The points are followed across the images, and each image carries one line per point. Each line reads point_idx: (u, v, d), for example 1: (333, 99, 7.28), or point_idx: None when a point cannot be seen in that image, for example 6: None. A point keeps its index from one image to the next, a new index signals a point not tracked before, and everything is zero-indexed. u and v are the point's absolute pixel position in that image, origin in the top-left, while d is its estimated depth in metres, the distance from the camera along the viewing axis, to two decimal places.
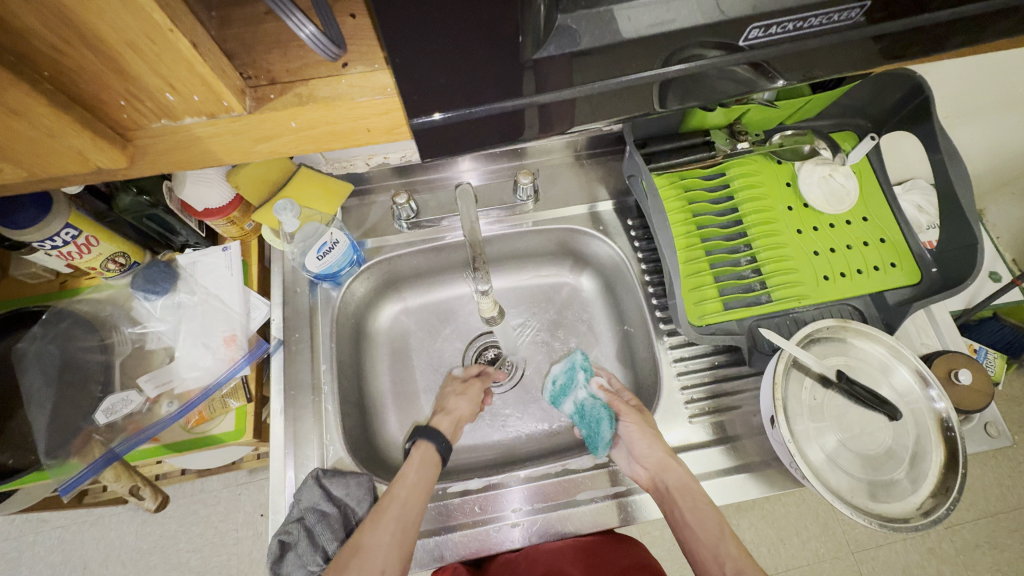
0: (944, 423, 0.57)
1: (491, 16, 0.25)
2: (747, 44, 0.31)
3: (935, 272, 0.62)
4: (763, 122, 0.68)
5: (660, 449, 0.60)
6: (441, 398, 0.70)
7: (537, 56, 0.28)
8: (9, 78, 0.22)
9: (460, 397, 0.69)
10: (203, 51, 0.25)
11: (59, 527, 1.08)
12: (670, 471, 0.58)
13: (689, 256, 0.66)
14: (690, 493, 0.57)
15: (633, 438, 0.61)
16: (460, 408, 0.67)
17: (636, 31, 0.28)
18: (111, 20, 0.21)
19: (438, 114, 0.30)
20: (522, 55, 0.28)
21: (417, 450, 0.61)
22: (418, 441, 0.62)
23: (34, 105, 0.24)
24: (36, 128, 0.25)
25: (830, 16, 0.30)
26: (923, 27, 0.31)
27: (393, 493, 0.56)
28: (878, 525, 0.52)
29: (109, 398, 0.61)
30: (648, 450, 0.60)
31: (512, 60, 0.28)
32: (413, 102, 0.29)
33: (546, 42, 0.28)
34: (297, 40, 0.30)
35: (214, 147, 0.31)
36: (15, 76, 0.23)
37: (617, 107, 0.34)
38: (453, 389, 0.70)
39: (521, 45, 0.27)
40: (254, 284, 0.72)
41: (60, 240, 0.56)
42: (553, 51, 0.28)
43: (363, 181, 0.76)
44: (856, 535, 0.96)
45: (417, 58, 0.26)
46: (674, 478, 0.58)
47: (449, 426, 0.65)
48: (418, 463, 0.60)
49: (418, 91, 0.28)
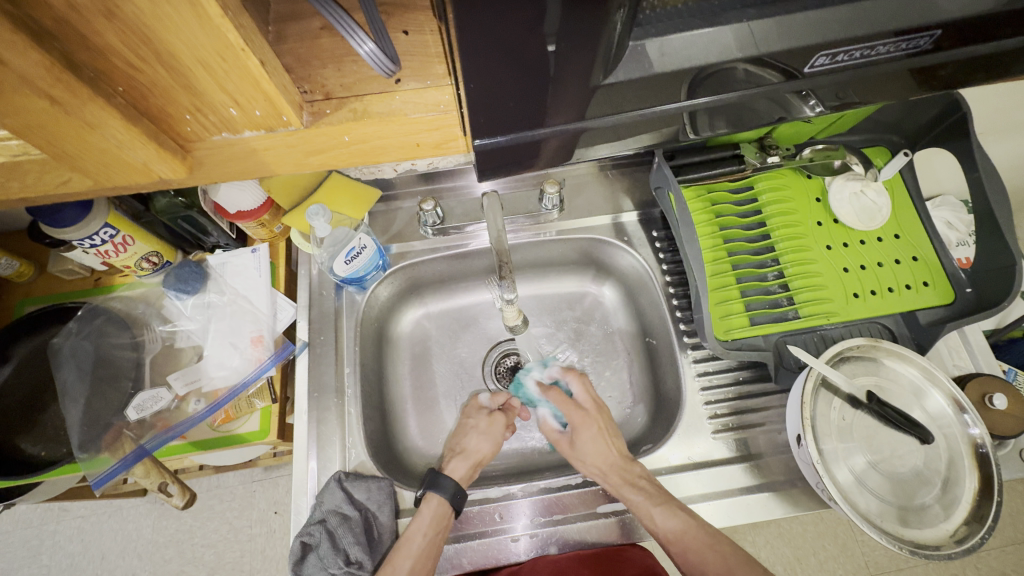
0: (979, 448, 0.55)
1: (557, 38, 0.25)
2: (812, 70, 0.30)
3: (970, 292, 0.60)
4: (795, 136, 0.67)
5: (598, 459, 0.61)
6: (462, 431, 0.67)
7: (604, 82, 0.29)
8: (88, 94, 0.23)
9: (482, 435, 0.66)
10: (269, 68, 0.25)
11: (80, 517, 1.10)
12: (606, 480, 0.60)
13: (715, 270, 0.65)
14: (624, 493, 0.58)
15: (574, 452, 0.63)
16: (480, 450, 0.64)
17: (670, 66, 0.29)
18: (188, 39, 0.22)
19: (500, 136, 0.31)
20: (589, 80, 0.28)
21: (427, 505, 0.58)
22: (429, 494, 0.59)
23: (108, 120, 0.25)
24: (108, 141, 0.26)
25: (900, 44, 0.29)
26: (989, 54, 0.31)
27: (397, 567, 0.54)
28: (909, 551, 0.51)
29: (140, 395, 0.63)
30: (586, 461, 0.62)
31: (583, 81, 0.28)
32: (478, 125, 0.30)
33: (615, 67, 0.28)
34: (350, 55, 0.31)
35: (268, 159, 0.32)
36: (93, 90, 0.24)
37: (659, 123, 0.34)
38: (478, 421, 0.67)
39: (592, 68, 0.27)
40: (281, 286, 0.73)
41: (98, 239, 0.58)
42: (621, 75, 0.28)
43: (389, 186, 0.77)
44: (876, 557, 0.93)
45: (483, 77, 0.27)
46: (610, 482, 0.59)
47: (466, 470, 0.63)
48: (426, 521, 0.57)
49: (483, 113, 0.29)
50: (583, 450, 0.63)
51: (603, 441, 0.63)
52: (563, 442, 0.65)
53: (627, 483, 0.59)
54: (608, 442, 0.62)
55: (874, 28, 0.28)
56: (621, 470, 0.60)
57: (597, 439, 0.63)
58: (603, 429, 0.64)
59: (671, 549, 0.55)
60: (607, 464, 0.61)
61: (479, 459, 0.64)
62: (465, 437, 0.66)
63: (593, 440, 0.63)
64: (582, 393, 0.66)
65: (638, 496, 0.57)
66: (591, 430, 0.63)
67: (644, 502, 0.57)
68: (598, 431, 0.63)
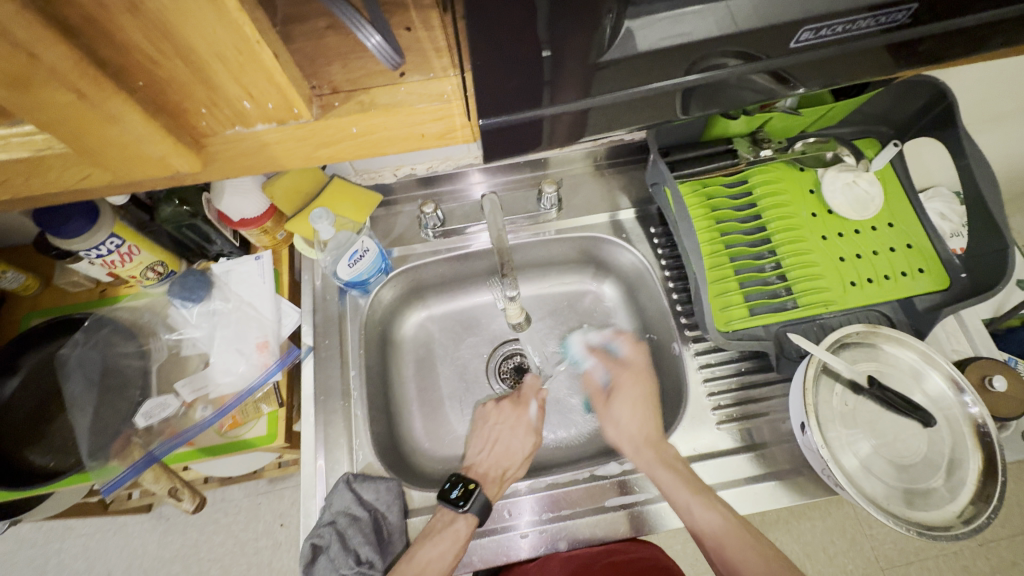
0: (981, 429, 0.56)
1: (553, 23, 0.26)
2: (798, 45, 0.32)
3: (965, 277, 0.61)
4: (786, 130, 0.70)
5: (634, 427, 0.65)
6: (498, 435, 0.68)
7: (600, 62, 0.30)
8: (113, 89, 0.24)
9: (520, 456, 0.66)
10: (281, 62, 0.26)
11: (84, 535, 1.09)
12: (638, 452, 0.62)
13: (713, 263, 0.66)
14: (656, 473, 0.59)
15: (609, 411, 0.68)
16: (511, 471, 0.65)
17: (657, 44, 0.30)
18: (206, 33, 0.23)
19: (500, 117, 0.32)
20: (584, 61, 0.29)
21: (462, 522, 0.58)
22: (468, 512, 0.58)
23: (130, 113, 0.26)
24: (129, 135, 0.27)
25: (879, 18, 0.30)
26: (966, 28, 0.32)
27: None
28: (917, 533, 0.51)
29: (148, 402, 0.63)
30: (621, 426, 0.66)
31: (583, 60, 0.29)
32: (482, 106, 0.31)
33: (609, 47, 0.29)
34: (354, 52, 0.32)
35: (278, 153, 0.32)
36: (117, 86, 0.25)
37: (646, 111, 0.35)
38: (512, 434, 0.68)
39: (587, 50, 0.29)
40: (285, 292, 0.74)
41: (104, 249, 0.59)
42: (618, 55, 0.30)
43: (389, 192, 0.78)
44: (886, 551, 0.93)
45: (486, 61, 0.28)
46: (643, 457, 0.62)
47: (495, 488, 0.63)
48: (459, 540, 0.57)
49: (488, 94, 0.30)
50: (617, 413, 0.67)
51: (642, 406, 0.66)
52: (601, 399, 0.70)
53: (662, 462, 0.60)
54: (647, 413, 0.66)
55: (852, 5, 0.30)
56: (656, 447, 0.62)
57: (635, 405, 0.67)
58: (645, 394, 0.67)
59: (702, 539, 0.56)
60: (640, 435, 0.64)
61: (506, 476, 0.64)
62: (498, 448, 0.67)
63: (629, 407, 0.67)
64: (631, 354, 0.71)
65: (670, 475, 0.58)
66: (629, 393, 0.68)
67: (679, 487, 0.57)
68: (637, 395, 0.67)
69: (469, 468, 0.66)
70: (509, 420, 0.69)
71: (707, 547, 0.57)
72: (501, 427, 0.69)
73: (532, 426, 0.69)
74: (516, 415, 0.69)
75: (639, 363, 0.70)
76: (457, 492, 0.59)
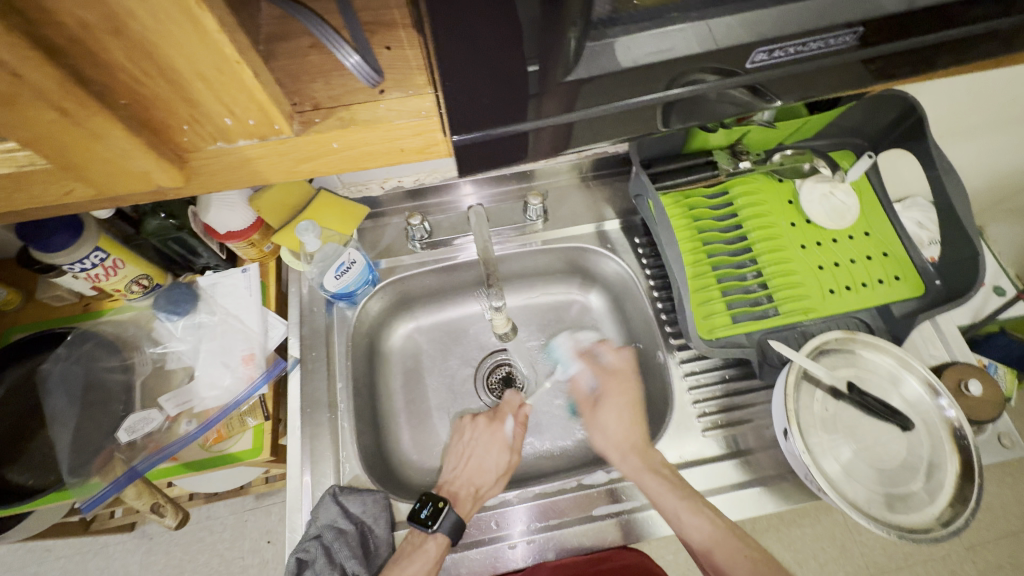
0: (957, 432, 0.57)
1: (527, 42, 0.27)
2: (753, 66, 0.33)
3: (939, 284, 0.63)
4: (764, 142, 0.71)
5: (618, 434, 0.65)
6: (472, 448, 0.67)
7: (570, 79, 0.31)
8: (95, 106, 0.25)
9: (495, 473, 0.65)
10: (262, 79, 0.27)
11: (64, 556, 1.06)
12: (625, 459, 0.62)
13: (696, 271, 0.67)
14: (644, 480, 0.59)
15: (597, 418, 0.68)
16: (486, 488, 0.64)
17: (630, 61, 0.31)
18: (186, 51, 0.24)
19: (477, 132, 0.33)
20: (559, 77, 0.30)
21: (433, 542, 0.57)
22: (437, 531, 0.58)
23: (112, 129, 0.26)
24: (111, 150, 0.28)
25: (828, 40, 0.32)
26: (915, 48, 0.34)
27: None
28: (898, 536, 0.52)
29: (131, 417, 0.63)
30: (606, 433, 0.66)
31: (557, 76, 0.30)
32: (458, 121, 0.31)
33: (577, 66, 0.30)
34: (336, 70, 0.33)
35: (261, 168, 0.33)
36: (99, 103, 0.25)
37: (621, 126, 0.36)
38: (483, 450, 0.67)
39: (561, 65, 0.30)
40: (272, 304, 0.74)
41: (88, 263, 0.58)
42: (590, 72, 0.31)
43: (377, 204, 0.79)
44: (875, 557, 0.94)
45: (462, 78, 0.29)
46: (629, 464, 0.62)
47: (468, 506, 0.61)
48: (429, 560, 0.56)
49: (466, 111, 0.31)
50: (604, 419, 0.68)
51: (628, 414, 0.67)
52: (588, 405, 0.70)
53: (649, 469, 0.60)
54: (633, 418, 0.66)
55: (813, 25, 0.31)
56: (643, 455, 0.62)
57: (622, 411, 0.67)
58: (631, 402, 0.68)
59: (695, 548, 0.57)
60: (626, 441, 0.64)
61: (480, 495, 0.63)
62: (471, 464, 0.66)
63: (617, 413, 0.67)
64: (616, 360, 0.71)
65: (659, 483, 0.58)
66: (617, 401, 0.68)
67: (666, 492, 0.58)
68: (625, 403, 0.68)
69: (444, 486, 0.65)
70: (483, 436, 0.68)
71: (700, 557, 0.57)
72: (476, 442, 0.68)
73: (507, 442, 0.67)
74: (491, 430, 0.68)
75: (624, 370, 0.70)
76: (426, 511, 0.59)
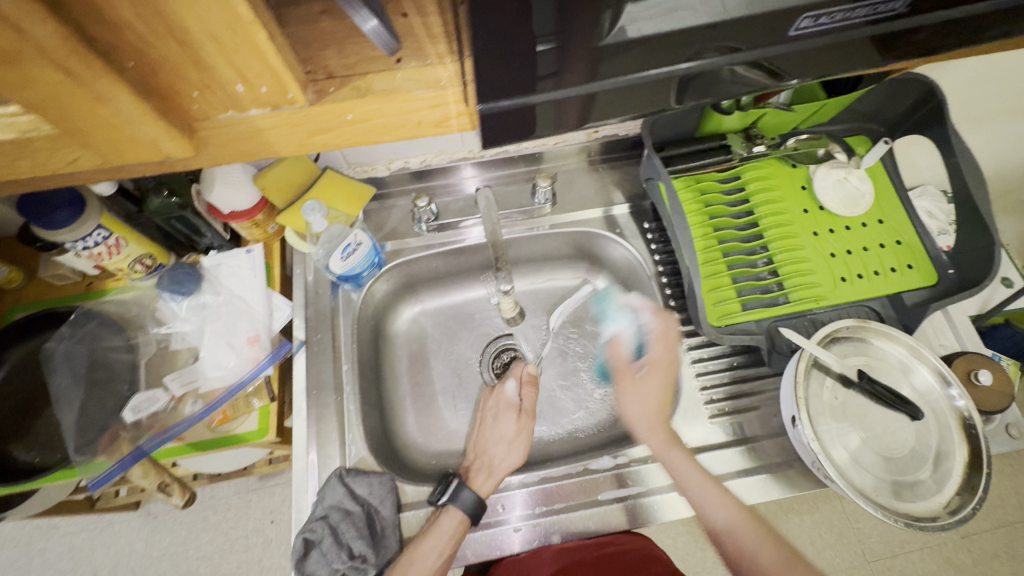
0: (965, 421, 0.57)
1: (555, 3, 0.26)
2: (796, 33, 0.32)
3: (952, 274, 0.62)
4: (779, 126, 0.70)
5: (651, 407, 0.62)
6: (488, 414, 0.68)
7: (599, 47, 0.29)
8: (102, 67, 0.24)
9: (508, 446, 0.63)
10: (275, 42, 0.26)
11: (70, 534, 1.07)
12: (653, 434, 0.61)
13: (707, 257, 0.66)
14: (670, 455, 0.59)
15: (635, 386, 0.64)
16: (506, 462, 0.62)
17: (661, 28, 0.30)
18: (199, 10, 0.23)
19: (501, 101, 0.31)
20: (585, 43, 0.29)
21: (445, 516, 0.58)
22: (449, 504, 0.58)
23: (120, 94, 0.25)
24: (119, 116, 0.27)
25: (876, 7, 0.31)
26: (961, 18, 0.32)
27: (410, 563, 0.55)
28: (905, 524, 0.52)
29: (136, 396, 0.62)
30: (640, 403, 0.63)
31: (582, 45, 0.29)
32: (478, 89, 0.30)
33: (606, 33, 0.29)
34: (350, 38, 0.32)
35: (273, 139, 0.32)
36: (107, 66, 0.24)
37: (646, 100, 0.35)
38: (492, 411, 0.68)
39: (590, 28, 0.28)
40: (277, 286, 0.73)
41: (91, 241, 0.57)
42: (616, 40, 0.29)
43: (383, 185, 0.77)
44: (872, 544, 0.94)
45: (484, 42, 0.27)
46: (658, 439, 0.60)
47: (483, 479, 0.61)
48: (444, 534, 0.56)
49: (485, 77, 0.30)
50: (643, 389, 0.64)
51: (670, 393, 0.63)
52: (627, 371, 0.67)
53: (676, 445, 0.60)
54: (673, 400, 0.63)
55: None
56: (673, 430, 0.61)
57: (664, 389, 0.63)
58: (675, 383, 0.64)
59: (717, 536, 0.57)
60: (662, 417, 0.62)
61: (495, 466, 0.62)
62: (485, 434, 0.66)
63: (657, 385, 0.63)
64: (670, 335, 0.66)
65: (684, 461, 0.58)
66: (661, 376, 0.64)
67: (691, 471, 0.58)
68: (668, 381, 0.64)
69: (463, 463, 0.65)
70: (491, 404, 0.68)
71: (719, 541, 0.57)
72: (488, 413, 0.68)
73: (514, 404, 0.67)
74: (495, 396, 0.69)
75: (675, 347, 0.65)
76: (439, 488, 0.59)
